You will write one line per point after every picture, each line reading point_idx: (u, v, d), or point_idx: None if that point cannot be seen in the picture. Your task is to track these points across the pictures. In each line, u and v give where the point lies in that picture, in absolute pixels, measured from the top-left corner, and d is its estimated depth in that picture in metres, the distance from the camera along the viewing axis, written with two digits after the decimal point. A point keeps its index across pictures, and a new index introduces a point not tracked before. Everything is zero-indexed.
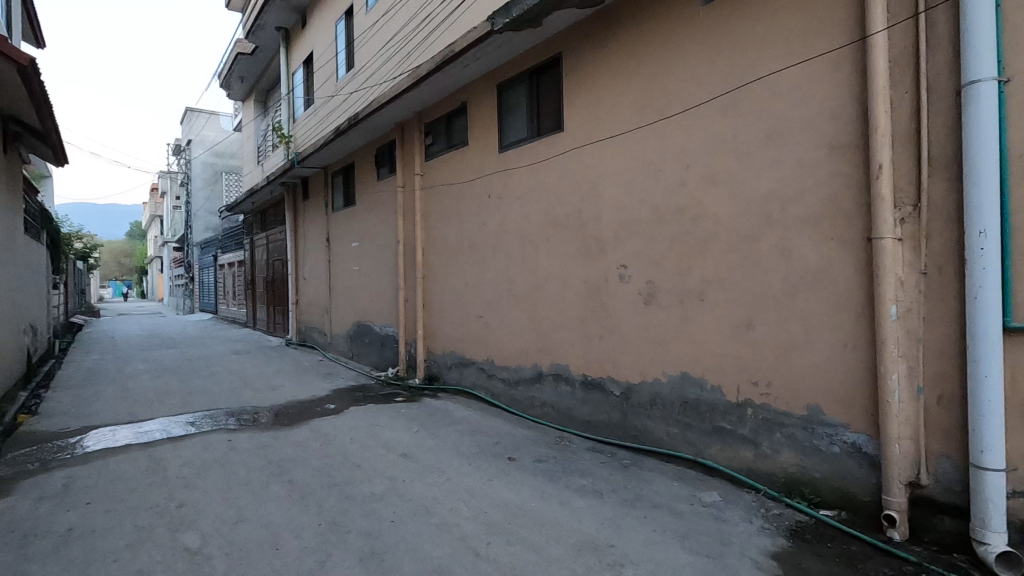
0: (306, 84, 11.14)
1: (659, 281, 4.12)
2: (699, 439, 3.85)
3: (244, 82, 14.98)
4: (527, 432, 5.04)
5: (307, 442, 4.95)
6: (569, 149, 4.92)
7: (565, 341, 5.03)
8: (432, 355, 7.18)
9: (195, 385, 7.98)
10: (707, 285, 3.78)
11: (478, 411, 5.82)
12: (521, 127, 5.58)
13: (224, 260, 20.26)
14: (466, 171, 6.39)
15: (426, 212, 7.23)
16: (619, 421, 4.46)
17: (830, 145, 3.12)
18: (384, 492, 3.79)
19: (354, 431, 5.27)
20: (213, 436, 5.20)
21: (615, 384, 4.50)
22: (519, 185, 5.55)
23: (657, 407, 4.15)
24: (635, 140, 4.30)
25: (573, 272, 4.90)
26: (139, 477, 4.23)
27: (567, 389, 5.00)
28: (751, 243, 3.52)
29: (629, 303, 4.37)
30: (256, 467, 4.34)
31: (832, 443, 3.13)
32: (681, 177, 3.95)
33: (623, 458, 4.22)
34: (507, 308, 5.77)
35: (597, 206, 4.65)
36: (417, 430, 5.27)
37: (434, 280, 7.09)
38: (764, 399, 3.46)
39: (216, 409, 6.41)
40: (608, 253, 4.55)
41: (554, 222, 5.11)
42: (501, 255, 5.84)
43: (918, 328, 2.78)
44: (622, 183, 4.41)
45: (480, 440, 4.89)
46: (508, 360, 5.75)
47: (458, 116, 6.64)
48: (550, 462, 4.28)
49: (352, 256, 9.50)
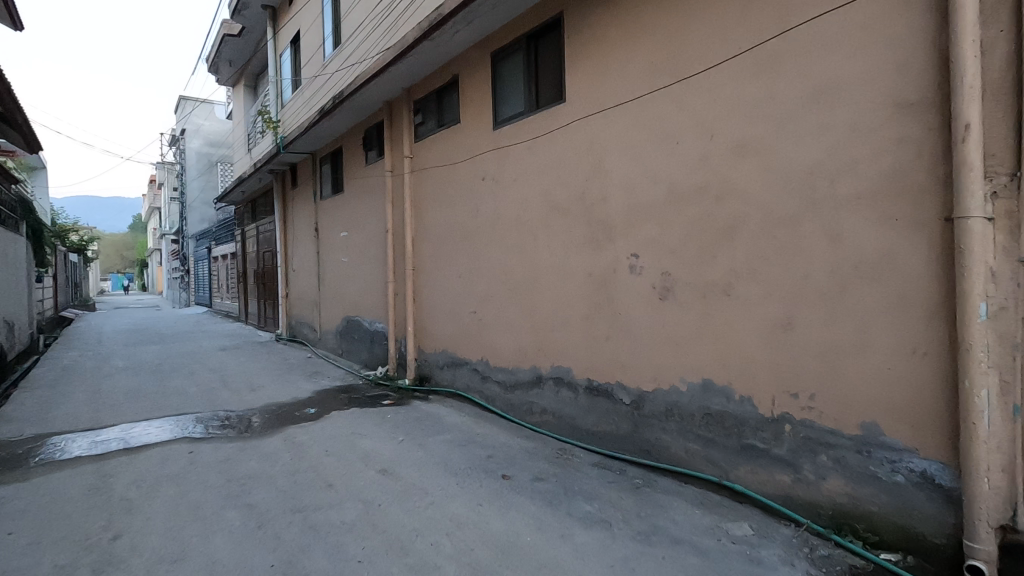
0: (293, 64, 10.52)
1: (678, 273, 3.53)
2: (725, 458, 3.27)
3: (234, 66, 14.36)
4: (525, 443, 4.47)
5: (277, 455, 4.40)
6: (573, 121, 4.31)
7: (566, 341, 4.45)
8: (424, 354, 6.60)
9: (171, 386, 7.43)
10: (735, 276, 3.20)
11: (471, 417, 5.25)
12: (518, 101, 4.97)
13: (218, 251, 19.56)
14: (458, 151, 5.79)
15: (415, 197, 6.64)
16: (629, 433, 3.88)
17: (898, 104, 2.52)
18: (355, 520, 3.23)
19: (332, 441, 4.72)
20: (174, 447, 4.65)
21: (624, 391, 3.92)
22: (516, 166, 4.95)
23: (674, 420, 3.57)
24: (649, 108, 3.69)
25: (577, 263, 4.31)
26: (78, 499, 3.68)
27: (570, 395, 4.42)
28: (792, 227, 2.92)
29: (641, 299, 3.79)
30: (213, 487, 3.80)
31: (894, 471, 2.55)
32: (705, 149, 3.35)
33: (634, 478, 3.65)
34: (503, 302, 5.19)
35: (605, 186, 4.04)
36: (402, 440, 4.71)
37: (425, 272, 6.51)
38: (805, 414, 2.89)
39: (185, 414, 5.87)
40: (617, 240, 3.95)
41: (556, 206, 4.52)
42: (496, 244, 5.26)
43: (1016, 331, 2.20)
44: (634, 159, 3.81)
45: (471, 454, 4.33)
46: (505, 361, 5.18)
47: (449, 91, 6.02)
48: (551, 481, 3.72)
49: (340, 247, 8.94)
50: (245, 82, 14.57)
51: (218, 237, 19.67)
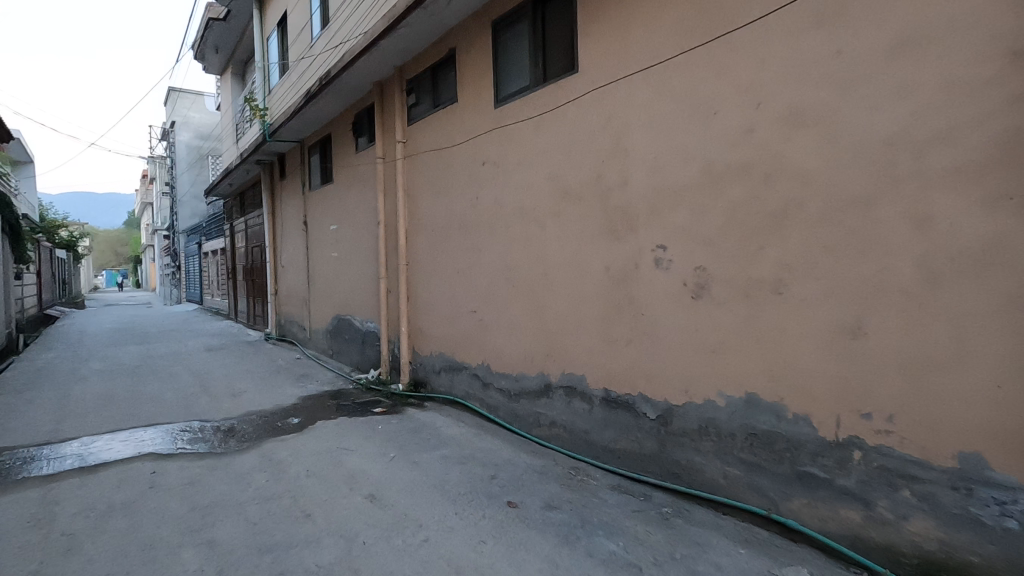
0: (280, 47, 9.92)
1: (714, 267, 3.00)
2: (774, 488, 2.75)
3: (220, 54, 13.73)
4: (532, 461, 3.95)
5: (251, 477, 3.87)
6: (586, 93, 3.76)
7: (578, 345, 3.93)
8: (419, 357, 6.07)
9: (147, 392, 6.88)
10: (788, 270, 2.67)
11: (470, 429, 4.72)
12: (523, 74, 4.42)
13: (208, 247, 18.96)
14: (455, 134, 5.24)
15: (408, 186, 6.09)
16: (654, 453, 3.35)
17: (1012, 53, 2.00)
18: (334, 564, 2.70)
19: (314, 459, 4.18)
20: (136, 467, 4.11)
21: (647, 404, 3.40)
22: (521, 148, 4.41)
23: (709, 440, 3.05)
24: (678, 73, 3.16)
25: (592, 257, 3.77)
26: (11, 534, 3.14)
27: (582, 406, 3.89)
28: (864, 211, 2.40)
29: (668, 297, 3.26)
30: (171, 519, 3.26)
31: (1004, 516, 2.04)
32: (749, 119, 2.81)
33: (662, 507, 3.13)
34: (506, 301, 4.66)
35: (625, 168, 3.50)
36: (393, 458, 4.18)
37: (419, 267, 5.98)
38: (880, 440, 2.37)
39: (155, 424, 5.32)
40: (639, 229, 3.42)
41: (566, 191, 3.98)
42: (498, 235, 4.72)
43: None
44: (660, 133, 3.27)
45: (471, 474, 3.80)
46: (508, 366, 4.65)
47: (445, 68, 5.48)
48: (564, 510, 3.20)
49: (329, 241, 8.39)
50: (232, 70, 13.96)
51: (208, 233, 19.09)
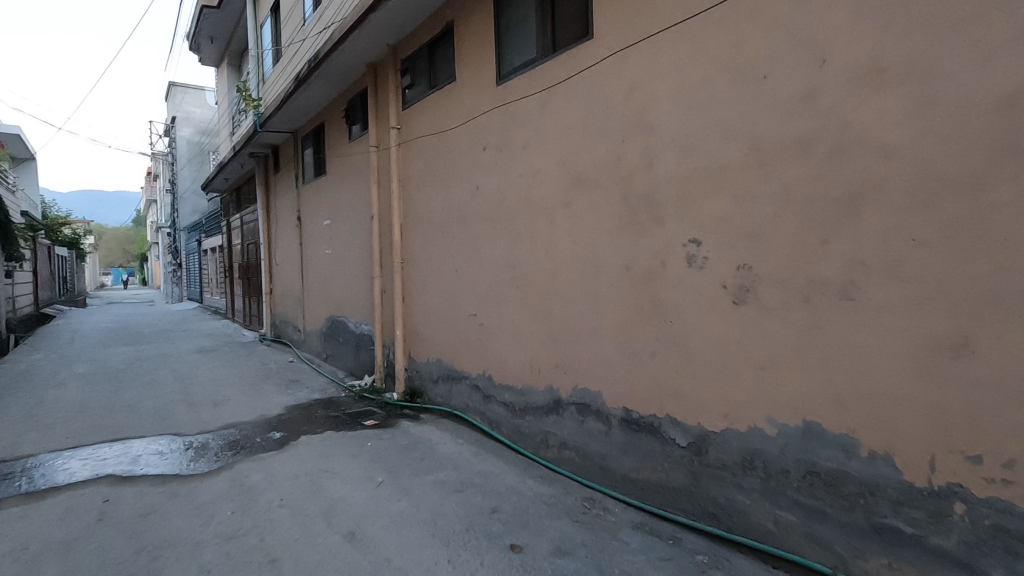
0: (274, 32, 9.42)
1: (763, 265, 2.45)
2: (841, 540, 2.22)
3: (216, 44, 13.27)
4: (540, 490, 3.42)
5: (215, 508, 3.35)
6: (603, 61, 3.21)
7: (592, 356, 3.39)
8: (415, 364, 5.56)
9: (126, 399, 6.41)
10: (862, 270, 2.12)
11: (469, 448, 4.20)
12: (528, 46, 3.87)
13: (207, 244, 18.55)
14: (454, 117, 4.71)
15: (403, 175, 5.57)
16: (686, 487, 2.81)
17: None
18: None
19: (290, 484, 3.67)
20: (88, 493, 3.61)
21: (677, 429, 2.86)
22: (527, 129, 3.87)
23: (755, 477, 2.51)
24: (717, 29, 2.60)
25: (609, 254, 3.23)
26: None
27: (598, 427, 3.35)
28: (971, 194, 1.84)
29: (702, 303, 2.71)
30: (111, 565, 2.74)
31: None
32: (810, 82, 2.26)
33: (696, 555, 2.60)
34: (509, 304, 4.13)
35: (649, 149, 2.96)
36: (380, 484, 3.64)
37: (415, 265, 5.46)
38: (993, 492, 1.82)
39: (124, 438, 4.83)
40: (666, 220, 2.87)
41: (578, 178, 3.45)
42: (501, 230, 4.19)
43: None
44: (692, 104, 2.72)
45: (468, 506, 3.27)
46: (512, 377, 4.12)
47: (442, 44, 4.94)
48: (579, 558, 2.66)
49: (323, 238, 7.89)
50: (229, 61, 13.52)
51: (207, 230, 18.69)
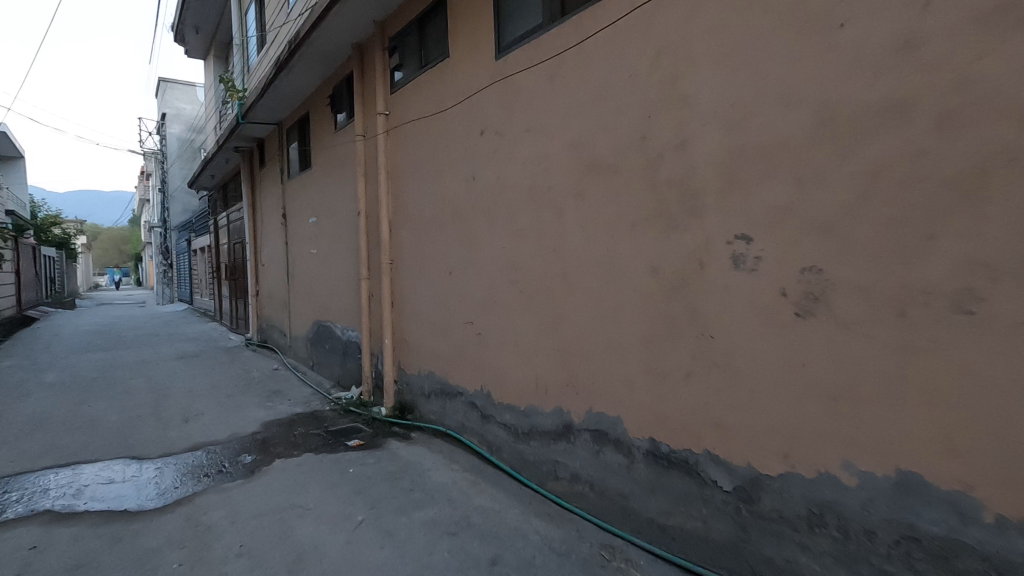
0: (258, 18, 8.83)
1: (837, 268, 1.91)
2: None
3: (202, 35, 12.69)
4: (548, 534, 2.88)
5: (160, 558, 2.80)
6: (623, 23, 2.68)
7: (610, 375, 2.85)
8: (405, 376, 5.02)
9: (90, 413, 5.86)
10: (987, 274, 1.59)
11: (465, 476, 3.66)
12: (533, 11, 3.33)
13: (196, 244, 17.98)
14: (447, 98, 4.17)
15: (391, 166, 5.03)
16: (732, 542, 2.28)
17: None
18: None
19: (254, 524, 3.12)
20: (15, 536, 3.06)
21: (720, 470, 2.32)
22: (532, 109, 3.33)
23: (826, 536, 1.98)
24: None
25: (632, 253, 2.70)
26: None
27: (617, 460, 2.81)
28: None
29: (753, 315, 2.18)
30: None
31: None
32: (908, 29, 1.72)
33: None
34: (510, 312, 3.59)
35: (682, 126, 2.43)
36: (360, 524, 3.10)
37: (405, 265, 4.92)
38: None
39: (76, 461, 4.28)
40: (706, 213, 2.33)
41: (593, 164, 2.91)
42: (500, 225, 3.65)
43: None
44: (741, 68, 2.19)
45: (463, 555, 2.73)
46: (514, 395, 3.58)
47: (434, 16, 4.39)
48: None
49: (309, 236, 7.34)
50: (216, 53, 12.93)
51: (196, 230, 18.11)
